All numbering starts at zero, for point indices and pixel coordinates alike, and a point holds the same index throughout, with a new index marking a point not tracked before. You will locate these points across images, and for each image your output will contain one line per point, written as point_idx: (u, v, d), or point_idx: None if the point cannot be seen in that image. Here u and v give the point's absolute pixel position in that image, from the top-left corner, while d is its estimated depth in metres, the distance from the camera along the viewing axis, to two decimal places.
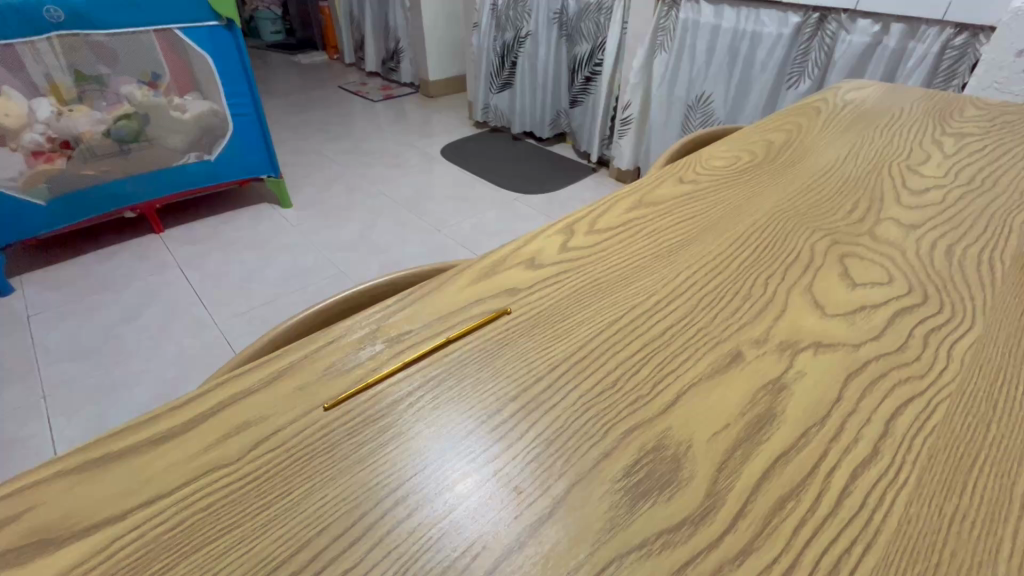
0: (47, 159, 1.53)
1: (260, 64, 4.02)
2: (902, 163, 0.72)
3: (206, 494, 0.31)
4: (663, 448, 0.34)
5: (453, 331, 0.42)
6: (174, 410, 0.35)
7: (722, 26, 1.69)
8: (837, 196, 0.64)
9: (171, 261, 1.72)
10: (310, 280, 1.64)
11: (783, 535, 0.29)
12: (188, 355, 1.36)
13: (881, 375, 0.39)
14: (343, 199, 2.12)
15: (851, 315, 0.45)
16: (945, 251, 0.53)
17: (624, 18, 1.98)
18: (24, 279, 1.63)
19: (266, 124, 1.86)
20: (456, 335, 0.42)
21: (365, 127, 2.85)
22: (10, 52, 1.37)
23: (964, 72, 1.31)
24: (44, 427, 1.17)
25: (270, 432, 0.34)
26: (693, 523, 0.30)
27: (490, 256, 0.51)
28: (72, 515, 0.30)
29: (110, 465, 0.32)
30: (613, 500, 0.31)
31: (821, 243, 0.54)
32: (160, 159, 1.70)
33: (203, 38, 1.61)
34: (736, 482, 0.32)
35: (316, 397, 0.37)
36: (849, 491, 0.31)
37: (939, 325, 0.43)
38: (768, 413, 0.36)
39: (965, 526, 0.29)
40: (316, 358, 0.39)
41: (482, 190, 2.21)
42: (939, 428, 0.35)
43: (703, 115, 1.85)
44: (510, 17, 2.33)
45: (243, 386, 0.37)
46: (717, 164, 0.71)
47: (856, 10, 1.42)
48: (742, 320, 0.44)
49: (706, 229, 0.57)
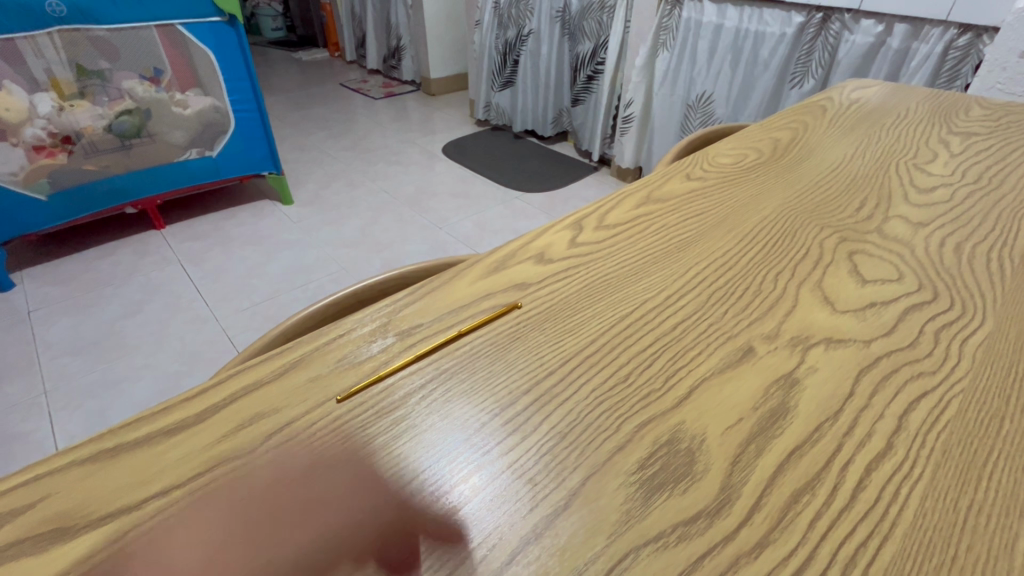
0: (48, 154, 1.52)
1: (261, 61, 4.01)
2: (908, 162, 0.72)
3: (219, 486, 0.31)
4: (676, 442, 0.34)
5: (462, 325, 0.42)
6: (185, 402, 0.35)
7: (725, 26, 1.69)
8: (845, 194, 0.64)
9: (172, 257, 1.72)
10: (312, 277, 1.64)
11: (799, 528, 0.29)
12: (189, 350, 1.36)
13: (892, 370, 0.39)
14: (345, 196, 2.11)
15: (861, 311, 0.45)
16: (954, 249, 0.53)
17: (626, 17, 1.97)
18: (25, 274, 1.62)
19: (268, 120, 1.86)
20: (466, 329, 0.42)
21: (367, 124, 2.84)
22: (10, 46, 1.36)
23: (967, 73, 1.31)
24: (45, 422, 1.17)
25: (282, 424, 0.34)
26: (708, 516, 0.30)
27: (499, 251, 0.51)
28: (84, 506, 0.30)
29: (120, 456, 0.32)
30: (627, 492, 0.31)
31: (829, 240, 0.54)
32: (162, 154, 1.70)
33: (205, 34, 1.60)
34: (751, 476, 0.32)
35: (329, 389, 0.36)
36: (864, 485, 0.31)
37: (950, 322, 0.43)
38: (781, 408, 0.36)
39: (981, 521, 0.29)
40: (326, 351, 0.39)
41: (484, 187, 2.21)
42: (952, 423, 0.35)
43: (703, 115, 1.85)
44: (512, 15, 2.33)
45: (254, 378, 0.37)
46: (723, 161, 0.71)
47: (859, 10, 1.42)
48: (752, 316, 0.44)
49: (715, 225, 0.57)
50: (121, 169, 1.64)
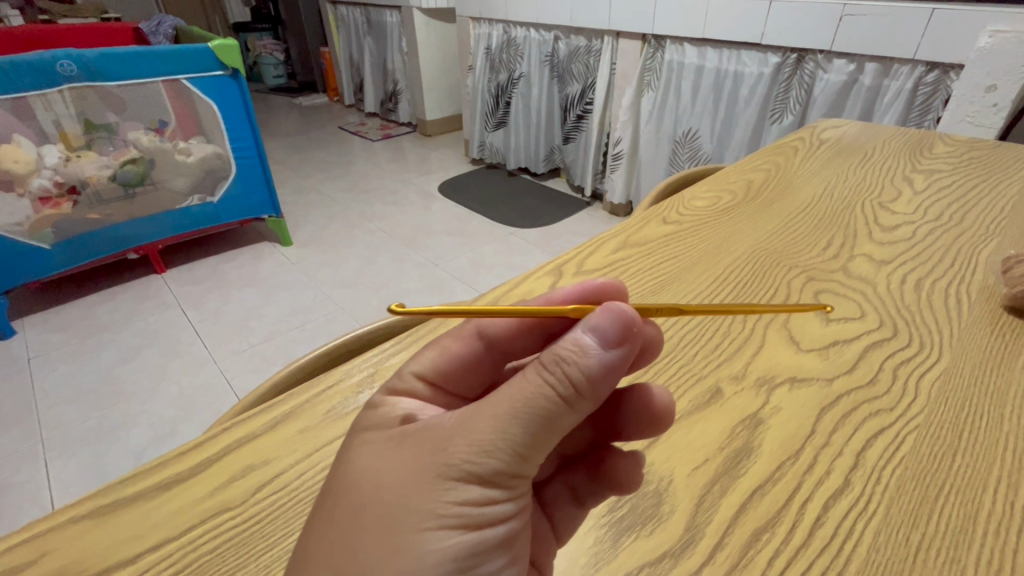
0: (54, 204, 1.57)
1: (262, 106, 4.15)
2: (873, 201, 0.75)
3: (212, 537, 0.35)
4: (645, 483, 0.36)
5: (572, 305, 0.32)
6: (179, 455, 0.40)
7: (705, 67, 1.78)
8: (815, 233, 0.67)
9: (172, 300, 1.75)
10: (309, 318, 1.67)
11: (759, 565, 0.31)
12: (187, 394, 1.37)
13: (852, 408, 0.41)
14: (342, 236, 2.17)
15: (825, 350, 0.47)
16: (914, 286, 0.56)
17: (612, 60, 2.07)
18: (26, 321, 1.65)
19: (268, 165, 1.93)
20: (575, 315, 0.33)
21: (365, 165, 2.93)
22: (22, 103, 1.43)
23: (938, 107, 1.37)
24: (41, 471, 1.17)
25: (272, 476, 0.38)
26: (673, 556, 0.32)
27: (484, 297, 0.54)
28: (82, 561, 0.33)
29: (117, 510, 0.36)
30: (597, 535, 0.34)
31: (797, 280, 0.58)
32: (164, 201, 1.76)
33: (209, 87, 1.69)
34: (714, 515, 0.34)
35: (317, 439, 0.41)
36: (821, 522, 0.33)
37: (907, 358, 0.45)
38: (745, 447, 0.38)
39: (930, 555, 0.31)
40: (317, 402, 0.44)
41: (479, 224, 2.25)
42: (906, 458, 0.37)
43: (690, 151, 1.93)
44: (503, 60, 2.48)
45: (246, 431, 0.42)
46: (698, 205, 0.75)
47: (830, 51, 1.49)
48: (721, 357, 0.47)
49: (687, 269, 0.59)
50: (123, 217, 1.69)
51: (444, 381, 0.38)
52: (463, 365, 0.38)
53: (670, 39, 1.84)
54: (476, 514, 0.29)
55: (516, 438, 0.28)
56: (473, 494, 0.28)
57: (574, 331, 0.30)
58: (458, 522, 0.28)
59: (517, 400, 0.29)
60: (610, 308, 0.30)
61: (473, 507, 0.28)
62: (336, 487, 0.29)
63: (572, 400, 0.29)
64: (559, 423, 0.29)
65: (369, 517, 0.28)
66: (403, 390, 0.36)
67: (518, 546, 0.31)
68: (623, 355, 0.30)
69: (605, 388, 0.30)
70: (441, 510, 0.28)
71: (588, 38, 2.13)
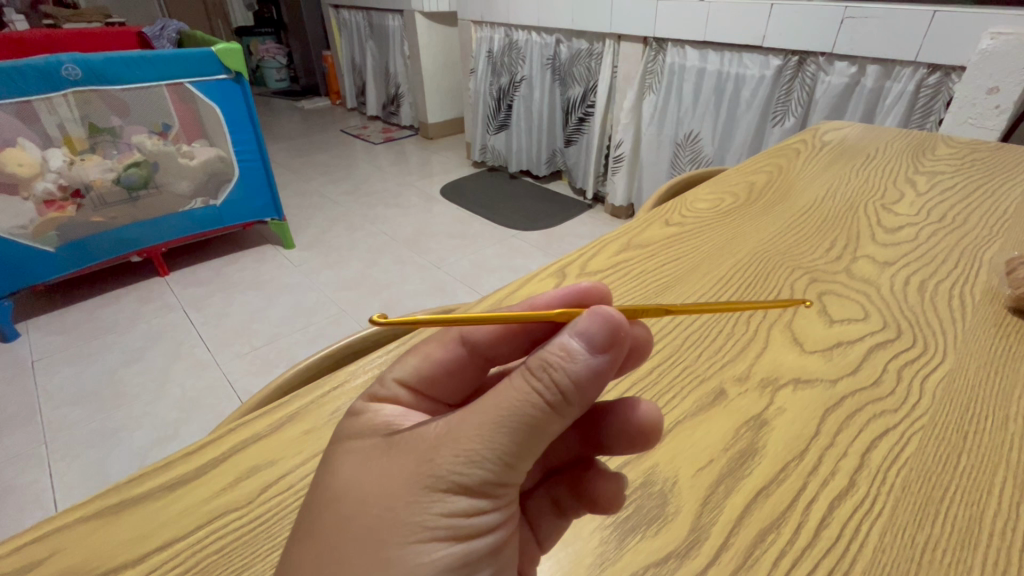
0: (59, 207, 1.58)
1: (265, 110, 4.17)
2: (876, 203, 0.76)
3: (218, 537, 0.35)
4: (651, 484, 0.36)
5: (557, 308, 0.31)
6: (186, 456, 0.40)
7: (707, 69, 1.79)
8: (818, 234, 0.67)
9: (175, 303, 1.75)
10: (312, 320, 1.67)
11: (764, 565, 0.31)
12: (190, 397, 1.37)
13: (856, 409, 0.41)
14: (345, 239, 2.17)
15: (829, 351, 0.47)
16: (917, 287, 0.56)
17: (614, 63, 2.08)
18: (30, 324, 1.65)
19: (271, 168, 1.93)
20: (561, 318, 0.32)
21: (367, 168, 2.94)
22: (26, 107, 1.44)
23: (939, 109, 1.37)
24: (45, 473, 1.17)
25: (277, 476, 0.39)
26: (678, 557, 0.32)
27: (487, 299, 0.55)
28: (90, 560, 0.34)
29: (123, 511, 0.36)
30: (602, 536, 0.34)
31: (800, 282, 0.58)
32: (168, 204, 1.76)
33: (212, 91, 1.70)
34: (719, 516, 0.34)
35: (322, 440, 0.41)
36: (826, 523, 0.33)
37: (911, 359, 0.45)
38: (750, 448, 0.38)
39: (936, 556, 0.31)
40: (322, 403, 0.44)
41: (481, 227, 2.26)
42: (912, 459, 0.37)
43: (692, 153, 1.93)
44: (505, 63, 2.49)
45: (252, 432, 0.42)
46: (700, 207, 0.75)
47: (831, 54, 1.49)
48: (724, 358, 0.47)
49: (689, 271, 0.60)
50: (127, 220, 1.70)
51: (429, 386, 0.38)
52: (447, 370, 0.38)
53: (671, 42, 1.85)
54: (463, 525, 0.29)
55: (502, 447, 0.29)
56: (461, 506, 0.29)
57: (561, 335, 0.29)
58: (446, 533, 0.28)
59: (502, 409, 0.28)
60: (596, 311, 0.29)
61: (460, 518, 0.29)
62: (325, 498, 0.29)
63: (559, 407, 0.29)
64: (545, 430, 0.29)
65: (358, 530, 0.28)
66: (387, 397, 0.36)
67: (506, 554, 0.31)
68: (610, 359, 0.29)
69: (592, 393, 0.30)
70: (429, 522, 0.28)
71: (590, 41, 2.14)
